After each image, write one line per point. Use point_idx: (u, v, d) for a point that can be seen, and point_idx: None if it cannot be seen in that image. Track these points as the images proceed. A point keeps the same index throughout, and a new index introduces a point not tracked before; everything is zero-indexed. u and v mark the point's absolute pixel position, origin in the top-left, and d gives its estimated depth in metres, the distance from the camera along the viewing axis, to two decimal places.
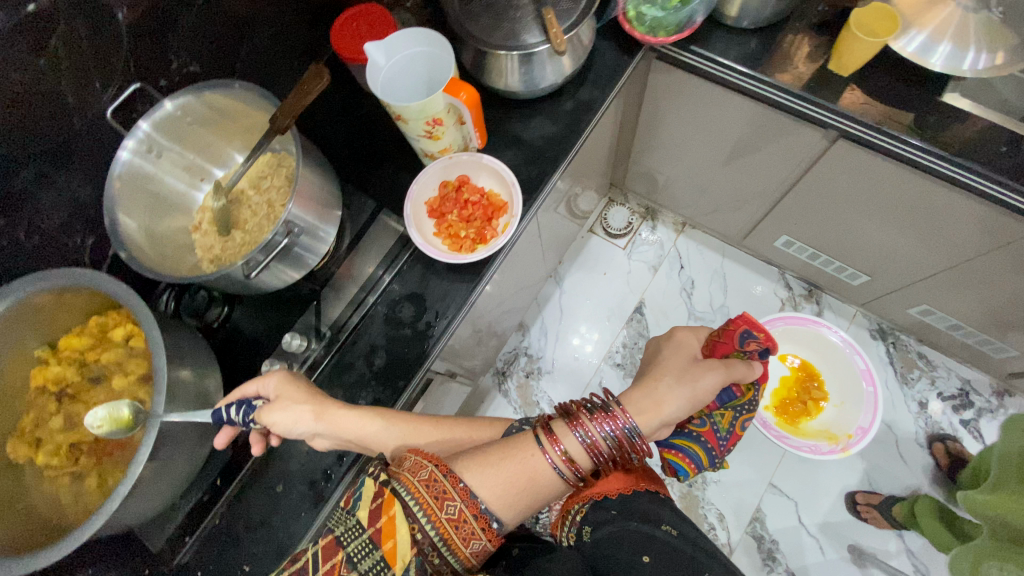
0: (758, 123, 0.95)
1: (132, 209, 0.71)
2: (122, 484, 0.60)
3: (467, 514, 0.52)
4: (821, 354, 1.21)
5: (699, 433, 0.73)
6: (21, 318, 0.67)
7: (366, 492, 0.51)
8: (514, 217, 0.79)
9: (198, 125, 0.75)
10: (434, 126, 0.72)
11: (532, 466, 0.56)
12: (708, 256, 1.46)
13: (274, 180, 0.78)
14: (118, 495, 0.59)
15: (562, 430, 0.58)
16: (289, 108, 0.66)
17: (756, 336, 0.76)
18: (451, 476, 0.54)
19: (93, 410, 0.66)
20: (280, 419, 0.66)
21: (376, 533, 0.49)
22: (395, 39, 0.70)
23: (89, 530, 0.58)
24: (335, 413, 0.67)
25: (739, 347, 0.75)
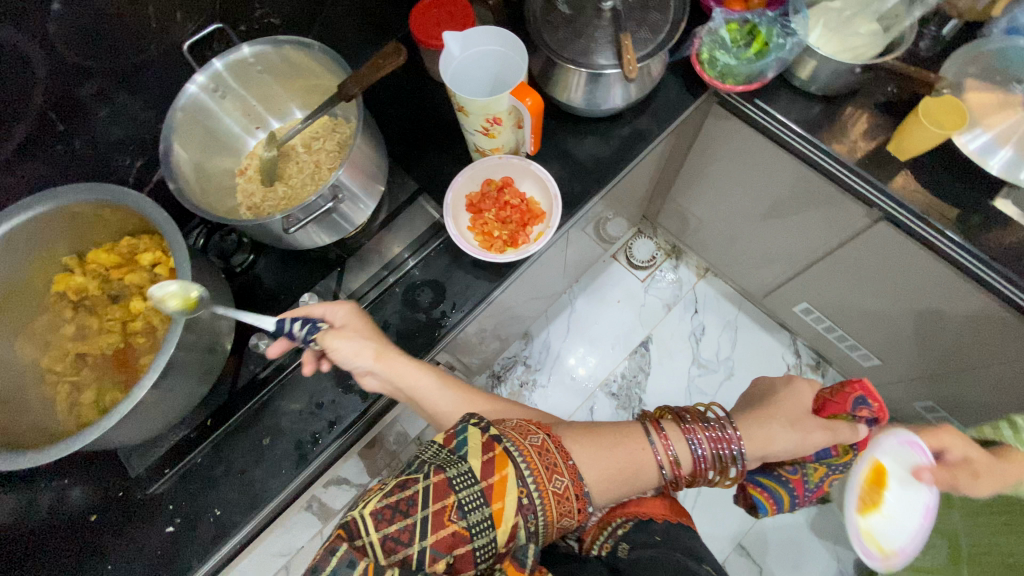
0: (797, 186, 0.96)
1: (187, 142, 0.73)
2: (123, 404, 0.60)
3: (571, 493, 0.54)
4: (911, 476, 0.75)
5: (789, 479, 0.79)
6: (57, 224, 0.69)
7: (477, 441, 0.51)
8: (549, 227, 0.79)
9: (262, 75, 0.77)
10: (492, 125, 0.73)
11: (639, 459, 0.61)
12: (723, 307, 1.45)
13: (326, 143, 0.79)
14: (117, 414, 0.60)
15: (674, 433, 0.64)
16: (361, 78, 0.67)
17: (869, 405, 0.74)
18: (561, 451, 0.55)
19: (165, 283, 0.65)
20: (342, 346, 0.65)
21: (489, 488, 0.49)
22: (473, 32, 0.72)
23: (87, 438, 0.59)
24: (394, 358, 0.67)
25: (851, 412, 0.74)
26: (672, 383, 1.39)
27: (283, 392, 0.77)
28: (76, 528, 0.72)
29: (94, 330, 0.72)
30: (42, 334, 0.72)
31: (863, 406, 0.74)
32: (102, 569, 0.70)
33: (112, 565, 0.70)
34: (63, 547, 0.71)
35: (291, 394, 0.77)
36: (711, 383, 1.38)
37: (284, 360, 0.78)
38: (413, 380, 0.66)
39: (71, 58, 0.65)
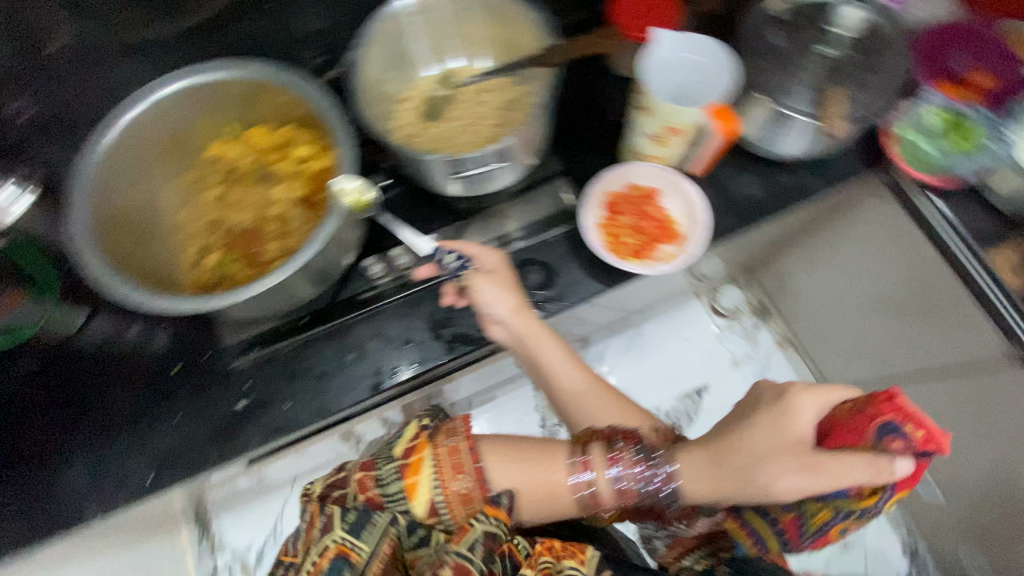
0: (939, 294, 0.90)
1: (373, 56, 0.74)
2: (260, 283, 0.64)
3: (476, 494, 0.70)
4: None
5: (777, 518, 0.71)
6: (241, 94, 0.72)
7: (407, 434, 0.73)
8: (683, 252, 0.73)
9: (461, 15, 0.77)
10: (669, 134, 0.69)
11: (552, 481, 0.71)
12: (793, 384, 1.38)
13: (496, 98, 0.80)
14: (252, 291, 0.63)
15: (599, 461, 0.71)
16: (573, 50, 0.69)
17: (907, 433, 0.59)
18: (473, 455, 0.71)
19: (343, 179, 0.65)
20: (488, 291, 0.73)
21: (404, 466, 0.70)
22: (686, 37, 0.67)
23: (218, 301, 0.63)
24: (529, 317, 0.74)
25: (875, 442, 0.60)
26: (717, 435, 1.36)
27: (375, 318, 0.79)
28: (163, 372, 0.78)
29: (232, 202, 0.75)
30: (185, 188, 0.75)
31: (897, 435, 0.59)
32: (173, 418, 0.76)
33: (179, 418, 0.76)
34: (150, 384, 0.78)
35: (383, 323, 0.79)
36: None
37: (386, 290, 0.80)
38: (540, 341, 0.74)
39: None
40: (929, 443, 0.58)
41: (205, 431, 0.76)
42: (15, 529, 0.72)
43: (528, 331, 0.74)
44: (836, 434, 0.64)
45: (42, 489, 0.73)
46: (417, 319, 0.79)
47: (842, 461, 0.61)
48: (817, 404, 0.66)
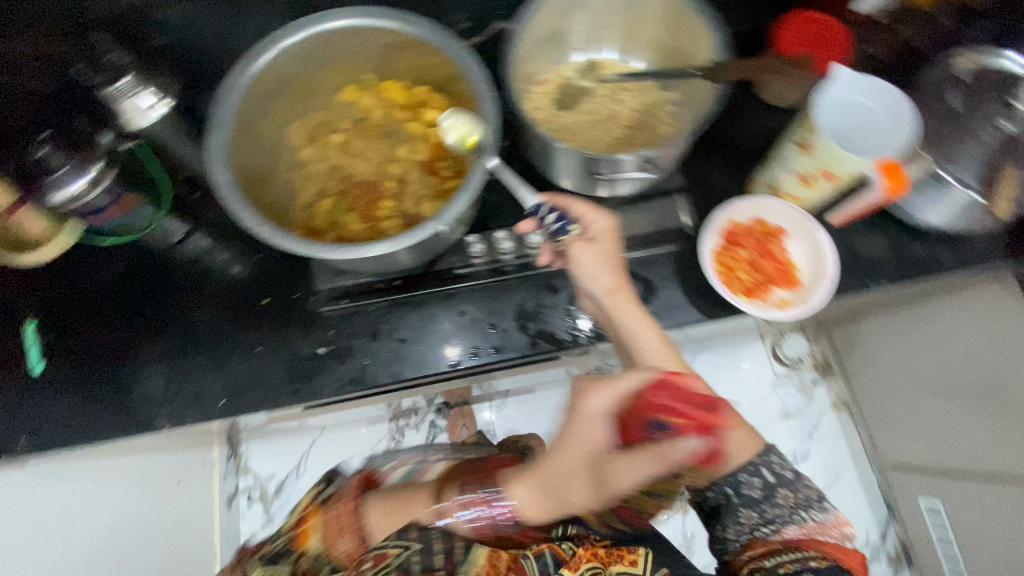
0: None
1: (527, 36, 0.70)
2: (376, 245, 0.59)
3: (361, 555, 0.61)
4: None
5: (601, 497, 0.73)
6: (388, 45, 0.70)
7: (297, 512, 0.71)
8: (800, 304, 0.70)
9: (624, 7, 0.72)
10: (821, 176, 0.65)
11: (386, 527, 0.62)
12: (838, 448, 1.34)
13: (632, 99, 0.77)
14: (369, 251, 0.59)
15: (445, 496, 0.63)
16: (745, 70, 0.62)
17: (669, 426, 0.60)
18: (355, 512, 0.64)
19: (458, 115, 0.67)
20: (587, 262, 0.68)
21: (293, 537, 0.66)
22: (875, 81, 0.63)
23: (332, 256, 0.58)
24: (624, 302, 0.69)
25: (647, 437, 0.60)
26: None
27: (464, 297, 0.78)
28: (250, 299, 0.79)
29: (356, 150, 0.75)
30: (314, 127, 0.75)
31: (665, 430, 0.60)
32: (252, 348, 0.77)
33: (257, 350, 0.77)
34: (236, 311, 0.79)
35: (472, 304, 0.78)
36: None
37: (480, 270, 0.78)
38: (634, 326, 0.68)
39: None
40: (694, 429, 0.61)
41: (281, 370, 0.76)
42: (95, 420, 0.75)
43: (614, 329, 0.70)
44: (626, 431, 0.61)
45: (122, 387, 0.76)
46: (505, 305, 0.78)
47: (646, 464, 0.57)
48: (606, 405, 0.58)
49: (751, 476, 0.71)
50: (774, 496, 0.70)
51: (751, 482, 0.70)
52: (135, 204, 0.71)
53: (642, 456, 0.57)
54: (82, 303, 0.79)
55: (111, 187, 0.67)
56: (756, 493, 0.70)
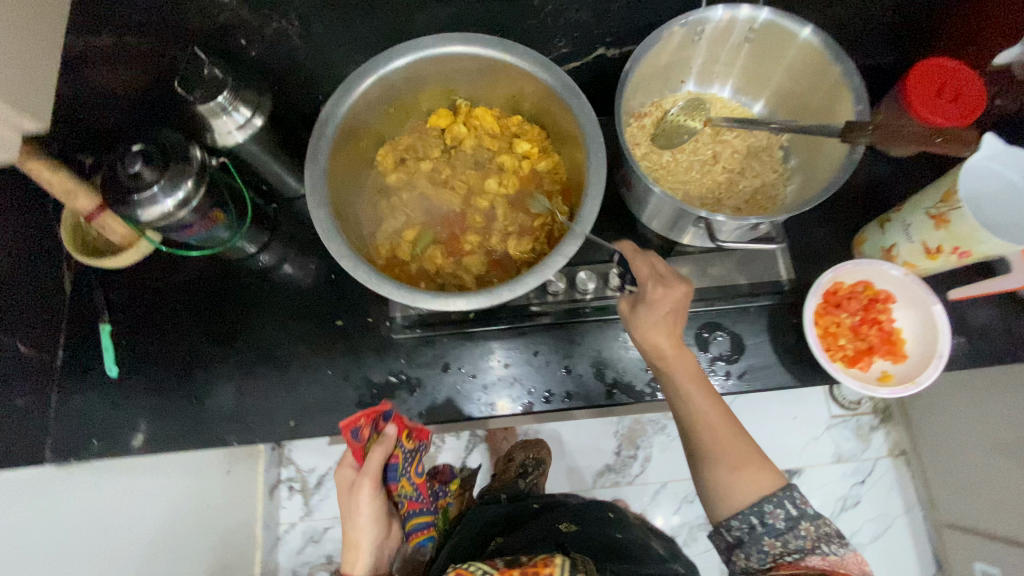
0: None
1: (640, 70, 0.65)
2: (481, 295, 0.57)
3: None
4: None
5: (405, 506, 0.75)
6: (489, 72, 0.67)
7: None
8: (906, 380, 0.66)
9: (746, 44, 0.66)
10: (952, 253, 0.60)
11: None
12: (893, 499, 1.24)
13: (738, 143, 0.72)
14: (472, 301, 0.57)
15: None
16: (890, 134, 0.53)
17: (369, 431, 0.65)
18: None
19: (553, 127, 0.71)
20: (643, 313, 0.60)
21: None
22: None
23: (431, 306, 0.56)
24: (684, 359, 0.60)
25: (364, 441, 0.65)
26: None
27: (542, 337, 0.76)
28: (323, 319, 0.78)
29: (443, 180, 0.72)
30: (400, 151, 0.72)
31: (362, 432, 0.65)
32: (323, 371, 0.76)
33: (327, 373, 0.76)
34: (307, 329, 0.78)
35: (549, 344, 0.76)
36: None
37: (560, 309, 0.75)
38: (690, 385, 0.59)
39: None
40: (377, 415, 0.66)
41: (350, 395, 0.75)
42: (166, 428, 0.75)
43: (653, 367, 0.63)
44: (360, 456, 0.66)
45: (192, 395, 0.76)
46: (585, 347, 0.75)
47: (375, 457, 0.64)
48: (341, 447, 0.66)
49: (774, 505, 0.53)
50: (798, 530, 0.52)
51: (775, 511, 0.53)
52: (221, 220, 0.71)
53: (371, 458, 0.64)
54: (154, 312, 0.78)
55: (200, 206, 0.66)
56: (779, 526, 0.53)
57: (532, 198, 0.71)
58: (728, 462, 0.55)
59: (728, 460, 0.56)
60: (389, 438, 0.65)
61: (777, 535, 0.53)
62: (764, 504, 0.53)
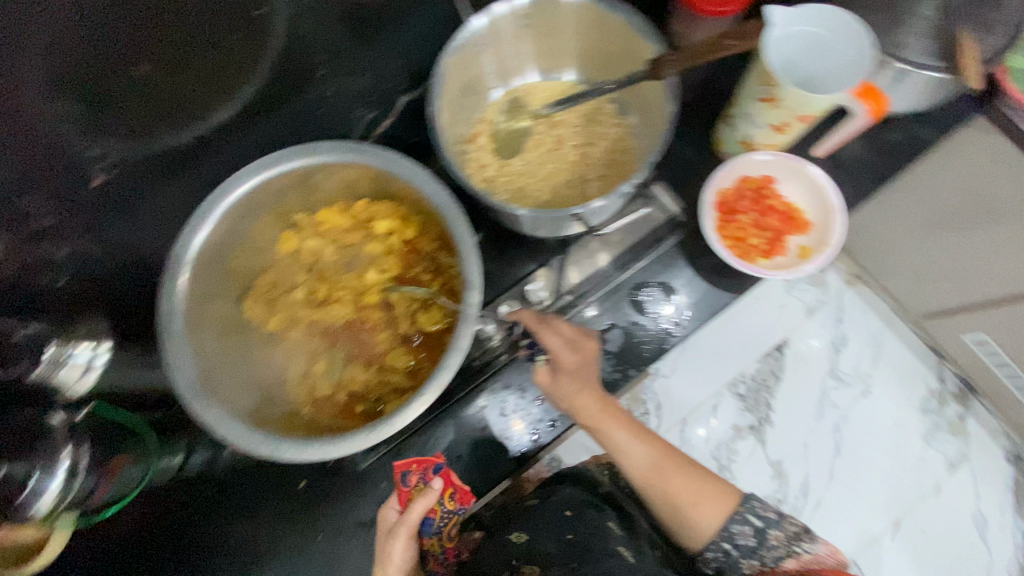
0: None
1: (445, 102, 0.63)
2: (416, 402, 0.54)
3: None
4: None
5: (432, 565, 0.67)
6: (307, 177, 0.63)
7: None
8: (821, 245, 0.68)
9: (527, 31, 0.66)
10: (794, 122, 0.62)
11: None
12: (873, 317, 1.14)
13: (569, 117, 0.73)
14: (413, 412, 0.54)
15: None
16: (692, 57, 0.55)
17: (415, 477, 0.68)
18: None
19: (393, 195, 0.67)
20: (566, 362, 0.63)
21: None
22: (806, 8, 0.59)
23: (379, 436, 0.54)
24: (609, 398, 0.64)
25: (408, 487, 0.67)
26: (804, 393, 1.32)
27: (503, 385, 0.75)
28: (285, 489, 0.72)
29: (323, 298, 0.67)
30: (268, 294, 0.67)
31: (405, 477, 0.67)
32: (314, 538, 0.71)
33: (322, 535, 0.71)
34: (274, 509, 0.71)
35: (510, 388, 0.75)
36: None
37: (503, 351, 0.74)
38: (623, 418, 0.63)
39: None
40: (421, 462, 0.69)
41: (357, 544, 0.71)
42: None
43: (584, 409, 0.63)
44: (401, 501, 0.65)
45: None
46: None
47: (416, 505, 0.62)
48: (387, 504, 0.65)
49: (740, 523, 0.60)
50: (767, 539, 0.60)
51: (743, 530, 0.60)
52: (123, 467, 0.65)
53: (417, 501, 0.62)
54: None
55: (89, 465, 0.61)
56: (750, 544, 0.60)
57: (418, 267, 0.67)
58: (690, 499, 0.61)
59: (689, 498, 0.61)
60: (433, 480, 0.66)
61: (751, 553, 0.60)
62: (732, 525, 0.60)
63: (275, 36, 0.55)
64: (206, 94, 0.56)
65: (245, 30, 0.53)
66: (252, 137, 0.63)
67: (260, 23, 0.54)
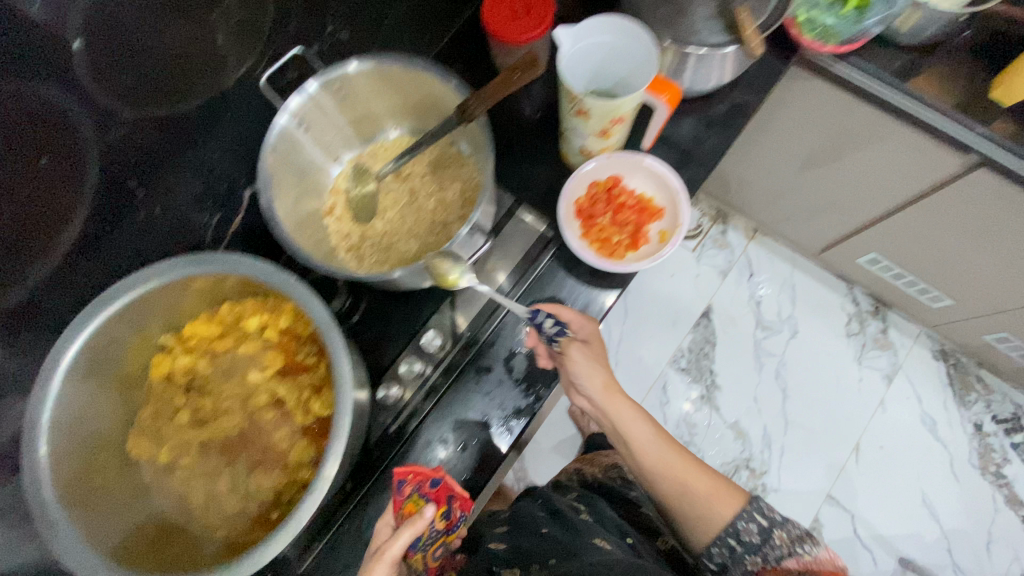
0: (884, 127, 0.92)
1: (280, 189, 0.63)
2: (309, 501, 0.52)
3: None
4: None
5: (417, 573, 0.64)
6: (157, 300, 0.61)
7: None
8: (676, 228, 0.74)
9: (347, 102, 0.67)
10: (612, 125, 0.66)
11: None
12: (777, 265, 1.45)
13: (417, 167, 0.74)
14: (305, 511, 0.52)
15: None
16: (490, 95, 0.58)
17: (417, 488, 0.61)
18: None
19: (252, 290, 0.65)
20: (587, 367, 0.72)
21: None
22: (588, 24, 0.63)
23: (280, 544, 0.51)
24: (625, 405, 0.76)
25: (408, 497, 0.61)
26: (739, 349, 1.39)
27: (423, 440, 0.71)
28: None
29: (211, 413, 0.65)
30: (152, 425, 0.64)
31: (404, 488, 0.61)
32: None
33: None
34: None
35: (430, 440, 0.71)
36: (778, 343, 1.39)
37: (414, 408, 0.72)
38: (637, 420, 0.76)
39: (129, 97, 0.53)
40: (425, 475, 0.62)
41: None
42: None
43: (613, 406, 0.75)
44: (396, 508, 0.61)
45: None
46: (463, 412, 0.72)
47: (402, 535, 0.57)
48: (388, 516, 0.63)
49: (748, 522, 0.72)
50: (771, 537, 0.71)
51: (749, 528, 0.72)
52: None
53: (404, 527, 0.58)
54: None
55: None
56: (755, 539, 0.71)
57: (301, 354, 0.65)
58: (707, 493, 0.74)
59: (706, 492, 0.74)
60: (429, 509, 0.59)
61: (755, 550, 0.71)
62: (739, 523, 0.72)
63: (87, 178, 0.54)
64: (13, 263, 0.51)
65: (51, 184, 0.51)
66: (82, 288, 0.59)
67: (65, 174, 0.52)
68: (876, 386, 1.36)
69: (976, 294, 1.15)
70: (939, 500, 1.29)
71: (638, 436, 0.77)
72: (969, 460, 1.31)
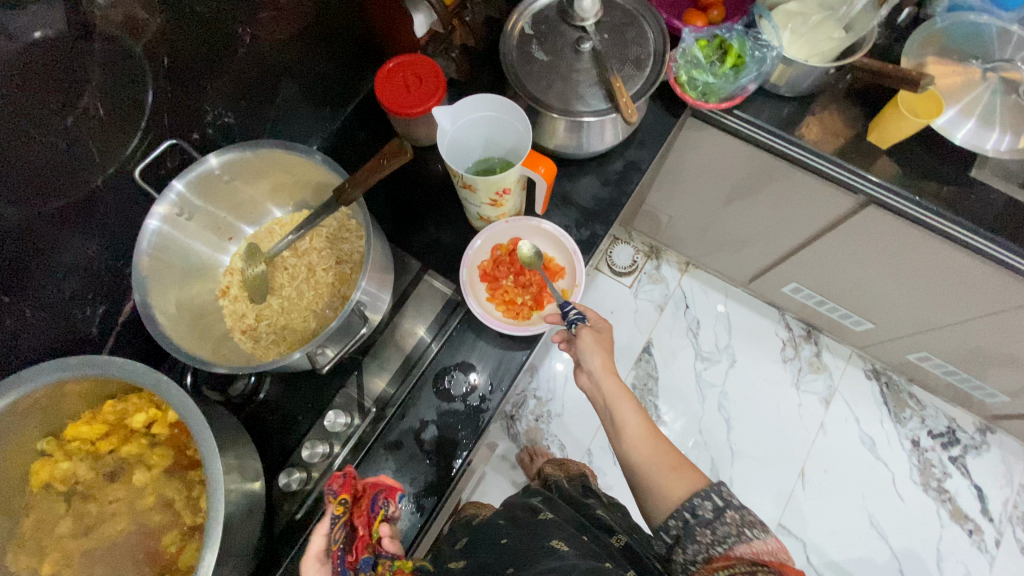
0: (777, 171, 0.97)
1: (156, 281, 0.62)
2: None
3: None
4: None
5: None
6: (30, 407, 0.58)
7: None
8: (575, 286, 0.76)
9: (232, 184, 0.67)
10: (500, 196, 0.68)
11: None
12: (711, 296, 1.49)
13: (314, 241, 0.73)
14: None
15: None
16: (363, 179, 0.61)
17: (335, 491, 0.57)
18: None
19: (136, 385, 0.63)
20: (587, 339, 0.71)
21: None
22: (463, 104, 0.66)
23: None
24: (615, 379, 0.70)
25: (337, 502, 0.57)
26: (681, 383, 1.40)
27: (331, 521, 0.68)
28: None
29: (98, 517, 0.62)
30: (33, 538, 0.60)
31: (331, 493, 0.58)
32: None
33: None
34: None
35: None
36: (718, 373, 1.41)
37: (319, 491, 0.69)
38: (625, 397, 0.69)
39: None
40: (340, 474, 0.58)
41: None
42: None
43: (608, 382, 0.70)
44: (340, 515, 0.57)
45: None
46: None
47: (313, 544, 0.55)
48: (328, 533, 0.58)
49: (703, 499, 0.58)
50: (725, 517, 0.56)
51: (704, 504, 0.58)
52: None
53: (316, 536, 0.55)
54: None
55: None
56: (708, 516, 0.57)
57: (193, 447, 0.63)
58: (669, 465, 0.63)
59: (668, 468, 0.63)
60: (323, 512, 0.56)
61: (706, 524, 0.57)
62: (693, 499, 0.59)
63: None
64: None
65: None
66: None
67: None
68: (816, 410, 1.38)
69: (892, 316, 1.20)
70: (886, 519, 1.30)
71: (621, 404, 0.69)
72: (910, 476, 1.33)
